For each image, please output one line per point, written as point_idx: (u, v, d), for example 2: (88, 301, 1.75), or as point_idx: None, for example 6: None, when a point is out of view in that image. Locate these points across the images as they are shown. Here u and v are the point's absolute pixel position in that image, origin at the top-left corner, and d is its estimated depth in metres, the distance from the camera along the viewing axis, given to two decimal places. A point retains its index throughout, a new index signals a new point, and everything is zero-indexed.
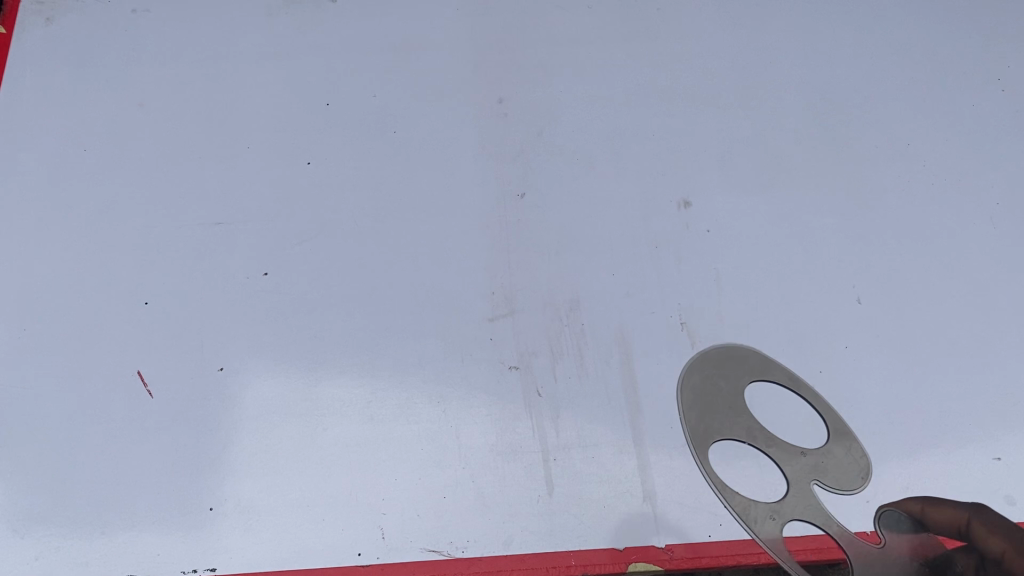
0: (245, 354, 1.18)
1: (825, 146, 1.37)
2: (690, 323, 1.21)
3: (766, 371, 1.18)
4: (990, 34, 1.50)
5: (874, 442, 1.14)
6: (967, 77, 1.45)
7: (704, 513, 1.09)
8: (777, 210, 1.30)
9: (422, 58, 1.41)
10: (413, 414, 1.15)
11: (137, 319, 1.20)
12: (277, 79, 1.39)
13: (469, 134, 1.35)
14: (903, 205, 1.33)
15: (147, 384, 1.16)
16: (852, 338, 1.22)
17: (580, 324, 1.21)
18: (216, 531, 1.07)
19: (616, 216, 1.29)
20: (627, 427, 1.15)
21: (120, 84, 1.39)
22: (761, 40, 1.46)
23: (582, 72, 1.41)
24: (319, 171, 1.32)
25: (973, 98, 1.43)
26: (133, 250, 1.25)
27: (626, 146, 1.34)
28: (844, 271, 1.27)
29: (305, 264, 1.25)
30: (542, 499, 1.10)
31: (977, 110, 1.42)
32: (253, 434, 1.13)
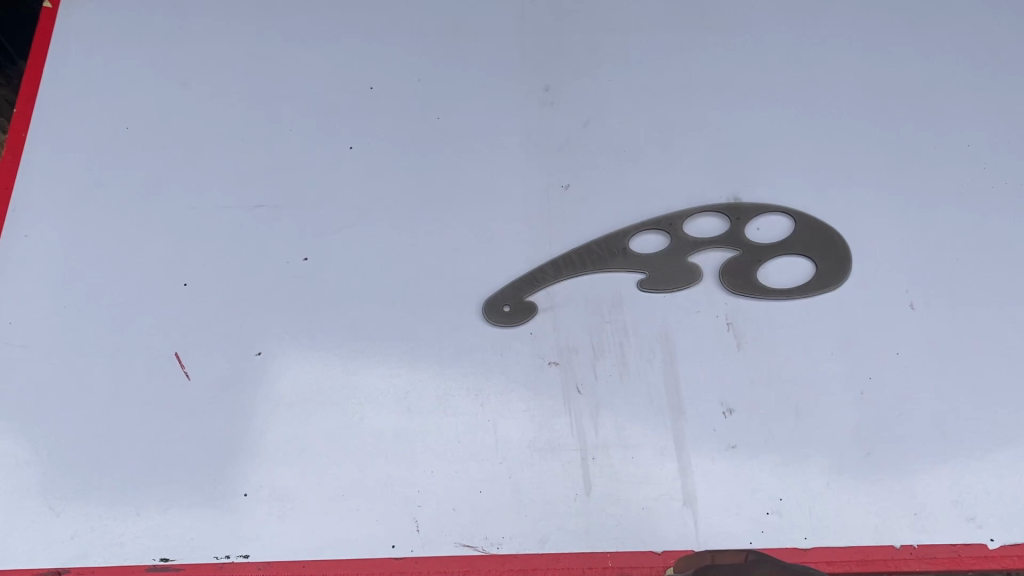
0: (282, 338, 1.17)
1: (887, 137, 1.30)
2: (737, 323, 1.18)
3: (815, 376, 1.14)
4: None
5: (923, 451, 1.10)
6: None
7: (746, 519, 1.07)
8: (837, 207, 1.25)
9: (467, 43, 1.39)
10: (451, 406, 1.13)
11: (176, 301, 1.20)
12: (321, 61, 1.38)
13: (514, 122, 1.33)
14: (971, 202, 1.25)
15: (184, 365, 1.15)
16: (905, 347, 1.16)
17: (623, 319, 1.19)
18: (251, 517, 1.06)
19: (660, 212, 1.26)
20: (669, 430, 1.12)
21: (164, 62, 1.38)
22: (822, 25, 1.40)
23: (631, 60, 1.37)
24: (360, 157, 1.30)
25: None
26: (173, 230, 1.25)
27: (678, 138, 1.31)
28: (905, 271, 1.20)
29: (344, 251, 1.23)
30: (579, 498, 1.08)
31: None
32: (289, 420, 1.12)
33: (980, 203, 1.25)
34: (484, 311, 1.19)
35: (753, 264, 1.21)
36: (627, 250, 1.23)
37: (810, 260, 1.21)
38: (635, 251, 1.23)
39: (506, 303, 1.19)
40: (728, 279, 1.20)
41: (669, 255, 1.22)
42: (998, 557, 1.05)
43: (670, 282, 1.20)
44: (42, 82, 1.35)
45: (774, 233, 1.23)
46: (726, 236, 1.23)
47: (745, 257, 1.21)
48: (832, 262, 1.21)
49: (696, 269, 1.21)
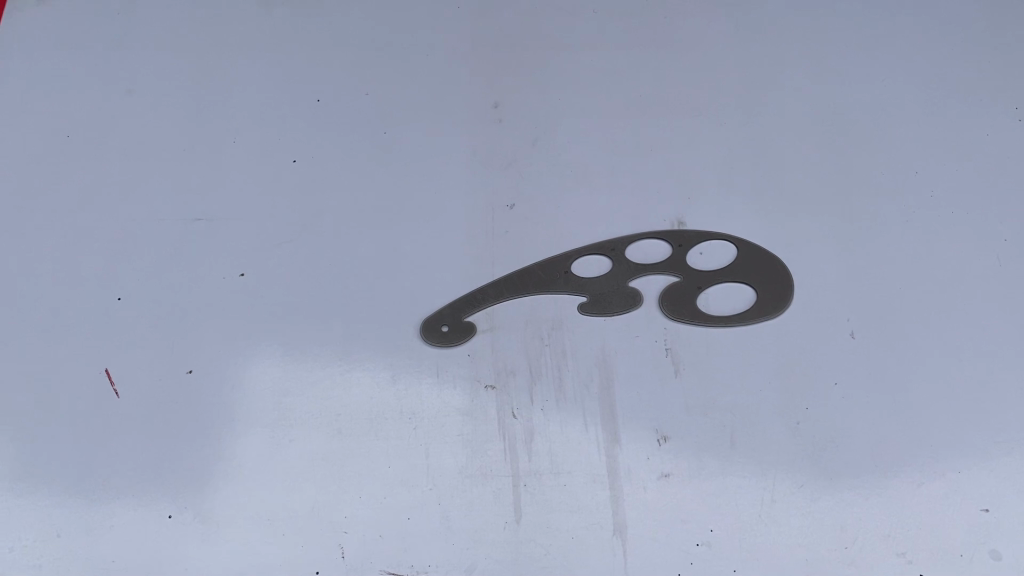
0: (215, 357, 1.15)
1: (835, 164, 1.30)
2: (676, 350, 1.17)
3: (752, 406, 1.14)
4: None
5: (855, 485, 1.09)
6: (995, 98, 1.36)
7: (675, 549, 1.06)
8: (781, 234, 1.24)
9: (417, 57, 1.37)
10: (383, 430, 1.12)
11: (108, 316, 1.18)
12: (268, 71, 1.36)
13: (461, 139, 1.31)
14: (915, 231, 1.25)
15: (114, 383, 1.14)
16: (843, 377, 1.15)
17: (562, 344, 1.17)
18: (174, 539, 1.05)
19: (605, 234, 1.25)
20: (603, 458, 1.11)
21: (108, 69, 1.36)
22: (776, 47, 1.39)
23: (582, 78, 1.36)
24: (303, 171, 1.28)
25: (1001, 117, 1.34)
26: (109, 242, 1.23)
27: (626, 159, 1.30)
28: (846, 302, 1.20)
29: (282, 268, 1.21)
30: (508, 526, 1.06)
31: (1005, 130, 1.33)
32: (218, 441, 1.10)
33: (924, 233, 1.25)
34: (422, 331, 1.17)
35: (692, 290, 1.20)
36: (567, 274, 1.22)
37: (750, 286, 1.20)
38: (575, 274, 1.22)
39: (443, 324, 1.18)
40: (667, 304, 1.19)
41: (609, 278, 1.21)
42: None
43: (608, 306, 1.19)
44: None
45: (717, 260, 1.22)
46: (668, 262, 1.22)
47: (685, 283, 1.21)
48: (772, 289, 1.20)
49: (636, 293, 1.20)
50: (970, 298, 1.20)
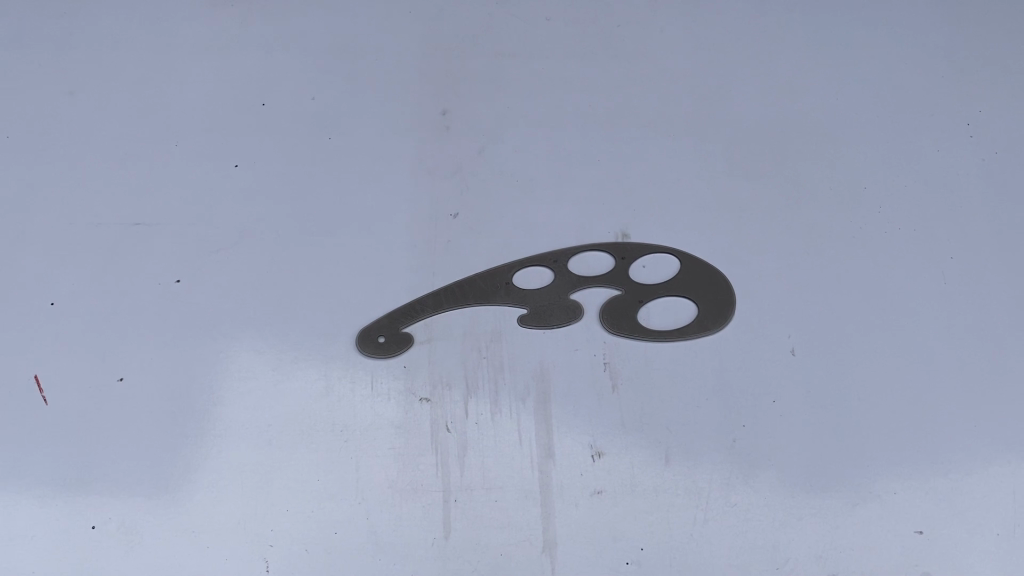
0: (147, 365, 1.14)
1: (782, 179, 1.29)
2: (615, 364, 1.15)
3: (688, 422, 1.12)
4: (978, 61, 1.40)
5: (789, 504, 1.08)
6: (946, 114, 1.35)
7: (604, 568, 1.05)
8: (724, 249, 1.23)
9: (366, 62, 1.36)
10: (314, 442, 1.10)
11: (41, 320, 1.16)
12: (214, 74, 1.34)
13: (406, 146, 1.30)
14: (859, 249, 1.24)
15: (43, 389, 1.12)
16: (781, 394, 1.14)
17: (500, 355, 1.16)
18: (97, 551, 1.04)
19: (548, 245, 1.24)
20: (536, 474, 1.09)
21: (52, 68, 1.34)
22: (728, 57, 1.38)
23: (532, 86, 1.35)
24: (245, 176, 1.27)
25: (951, 133, 1.34)
26: (44, 245, 1.21)
27: (572, 170, 1.29)
28: (787, 318, 1.19)
29: (218, 275, 1.20)
30: (436, 542, 1.05)
31: (955, 147, 1.32)
32: (145, 451, 1.09)
33: (867, 251, 1.24)
34: (358, 341, 1.16)
35: (633, 303, 1.19)
36: (508, 285, 1.21)
37: (691, 300, 1.19)
38: (516, 285, 1.21)
39: (380, 335, 1.16)
40: (607, 317, 1.18)
41: (550, 289, 1.20)
42: None
43: (548, 319, 1.18)
44: None
45: (660, 273, 1.21)
46: (610, 275, 1.21)
47: (626, 296, 1.19)
48: (714, 303, 1.19)
49: (577, 305, 1.19)
50: (911, 318, 1.20)
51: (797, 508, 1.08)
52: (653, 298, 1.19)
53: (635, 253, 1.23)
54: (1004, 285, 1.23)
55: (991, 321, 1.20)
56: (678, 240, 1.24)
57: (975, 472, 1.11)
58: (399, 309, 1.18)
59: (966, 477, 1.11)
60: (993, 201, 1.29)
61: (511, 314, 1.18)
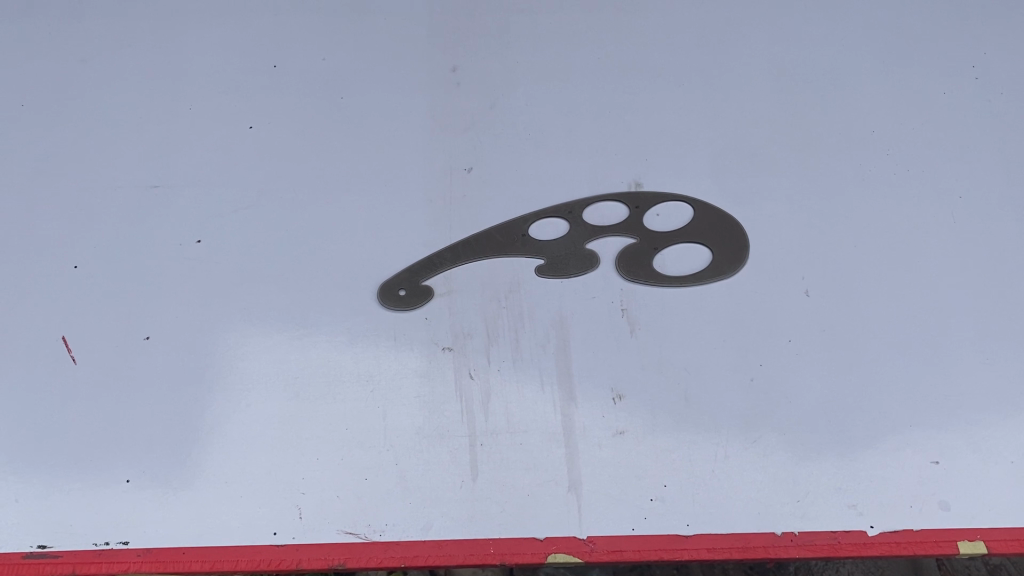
0: (172, 323, 1.16)
1: (790, 127, 1.31)
2: (632, 310, 1.18)
3: (705, 364, 1.15)
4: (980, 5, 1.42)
5: (808, 439, 1.11)
6: (950, 56, 1.37)
7: (630, 507, 1.07)
8: (735, 196, 1.26)
9: (375, 22, 1.37)
10: (340, 393, 1.12)
11: (65, 283, 1.18)
12: (225, 37, 1.35)
13: (418, 103, 1.31)
14: (868, 192, 1.27)
15: (71, 350, 1.14)
16: (796, 333, 1.17)
17: (520, 304, 1.18)
18: (132, 503, 1.06)
19: (561, 197, 1.26)
20: (559, 417, 1.11)
21: (62, 37, 1.35)
22: (731, 9, 1.40)
23: (540, 44, 1.37)
24: (260, 136, 1.28)
25: (956, 75, 1.35)
26: (65, 210, 1.23)
27: (583, 123, 1.31)
28: (799, 261, 1.21)
29: (238, 234, 1.22)
30: (465, 484, 1.08)
31: (960, 88, 1.34)
32: (175, 406, 1.11)
33: (875, 193, 1.27)
34: (379, 294, 1.18)
35: (648, 251, 1.21)
36: (524, 237, 1.23)
37: (705, 246, 1.22)
38: (533, 237, 1.23)
39: (401, 288, 1.19)
40: (623, 265, 1.20)
41: (566, 240, 1.22)
42: (877, 544, 1.06)
43: (565, 268, 1.20)
44: None
45: (673, 222, 1.24)
46: (624, 225, 1.24)
47: (641, 245, 1.22)
48: (727, 249, 1.22)
49: (593, 255, 1.21)
50: (922, 257, 1.22)
51: (815, 442, 1.11)
52: (668, 245, 1.22)
53: (648, 201, 1.25)
54: (1014, 222, 1.25)
55: (1000, 257, 1.23)
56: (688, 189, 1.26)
57: (989, 401, 1.13)
58: (419, 261, 1.21)
59: (981, 408, 1.13)
60: (999, 141, 1.31)
61: (529, 264, 1.21)
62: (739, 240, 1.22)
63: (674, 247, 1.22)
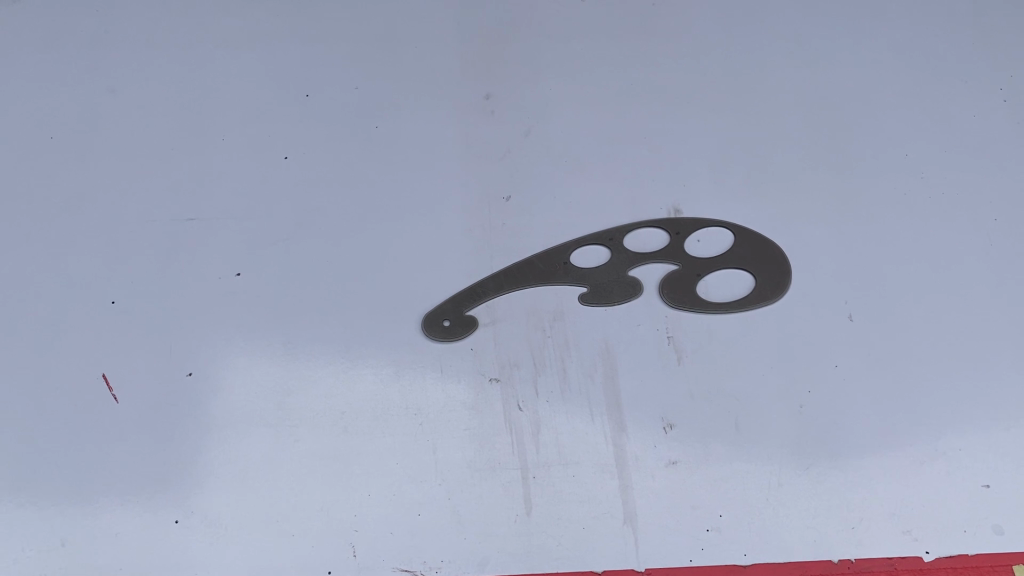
0: (214, 359, 1.14)
1: (825, 151, 1.31)
2: (678, 337, 1.17)
3: (753, 391, 1.14)
4: (1003, 29, 1.43)
5: (860, 466, 1.10)
6: (978, 80, 1.38)
7: (686, 537, 1.06)
8: (775, 220, 1.26)
9: (406, 51, 1.37)
10: (389, 427, 1.11)
11: (103, 319, 1.16)
12: (256, 67, 1.34)
13: (453, 130, 1.31)
14: (904, 215, 1.27)
15: (112, 388, 1.12)
16: (841, 359, 1.17)
17: (564, 333, 1.17)
18: (181, 544, 1.03)
19: (602, 224, 1.25)
20: (610, 447, 1.11)
21: (89, 67, 1.34)
22: (760, 33, 1.41)
23: (572, 69, 1.36)
24: (295, 166, 1.27)
25: (984, 98, 1.37)
26: (100, 244, 1.21)
27: (618, 148, 1.30)
28: (841, 286, 1.22)
29: (278, 266, 1.20)
30: (519, 518, 1.06)
31: (989, 112, 1.36)
32: (222, 444, 1.09)
33: (913, 217, 1.27)
34: (423, 325, 1.17)
35: (691, 277, 1.20)
36: (566, 264, 1.22)
37: (747, 271, 1.21)
38: (574, 264, 1.22)
39: (445, 318, 1.17)
40: (667, 291, 1.19)
41: (608, 268, 1.21)
42: (935, 570, 1.05)
43: (608, 296, 1.19)
44: None
45: (714, 246, 1.23)
46: (666, 251, 1.23)
47: (684, 271, 1.21)
48: (770, 274, 1.21)
49: (636, 282, 1.20)
50: (961, 280, 1.23)
51: (867, 470, 1.10)
52: (711, 270, 1.21)
53: (688, 227, 1.24)
54: None
55: None
56: (728, 214, 1.26)
57: None
58: (462, 291, 1.20)
59: None
60: None
61: (573, 292, 1.20)
62: (782, 263, 1.22)
63: (718, 272, 1.21)
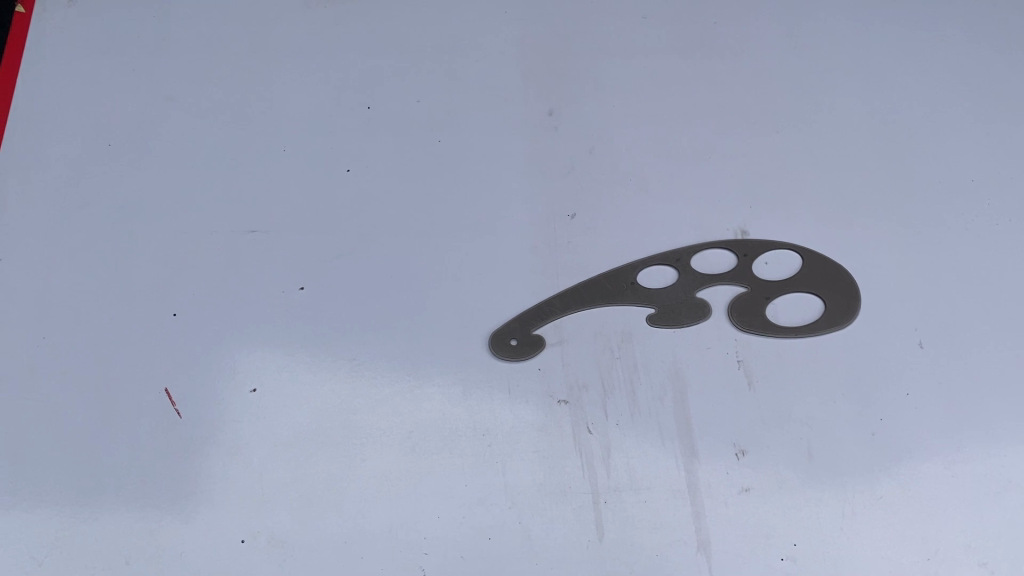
0: (279, 374, 1.12)
1: (891, 174, 1.30)
2: (748, 361, 1.15)
3: (826, 418, 1.12)
4: None
5: (935, 496, 1.08)
6: None
7: (760, 566, 1.04)
8: (843, 244, 1.24)
9: (467, 64, 1.36)
10: (457, 448, 1.09)
11: (164, 331, 1.14)
12: (317, 79, 1.33)
13: (516, 146, 1.29)
14: (973, 241, 1.25)
15: (175, 403, 1.10)
16: (914, 387, 1.15)
17: (633, 355, 1.15)
18: (247, 565, 1.01)
19: (668, 244, 1.23)
20: (682, 473, 1.09)
21: (147, 77, 1.33)
22: (823, 55, 1.40)
23: (634, 86, 1.35)
24: (357, 180, 1.25)
25: None
26: (161, 255, 1.19)
27: (683, 167, 1.29)
28: (911, 311, 1.20)
29: (341, 281, 1.18)
30: (591, 544, 1.04)
31: None
32: (288, 462, 1.07)
33: (982, 243, 1.25)
34: (490, 343, 1.15)
35: (760, 300, 1.19)
36: (633, 284, 1.20)
37: (817, 295, 1.20)
38: (642, 284, 1.20)
39: (512, 337, 1.15)
40: (736, 314, 1.18)
41: (676, 289, 1.19)
42: None
43: (677, 317, 1.17)
44: (18, 96, 1.30)
45: (783, 269, 1.21)
46: (734, 272, 1.21)
47: (752, 293, 1.19)
48: (840, 298, 1.19)
49: (705, 303, 1.18)
50: None
51: (942, 499, 1.08)
52: (780, 292, 1.20)
53: (756, 249, 1.23)
54: None
55: None
56: (796, 237, 1.24)
57: None
58: (529, 308, 1.17)
59: None
60: None
61: (640, 313, 1.18)
62: (852, 288, 1.20)
63: (787, 295, 1.19)
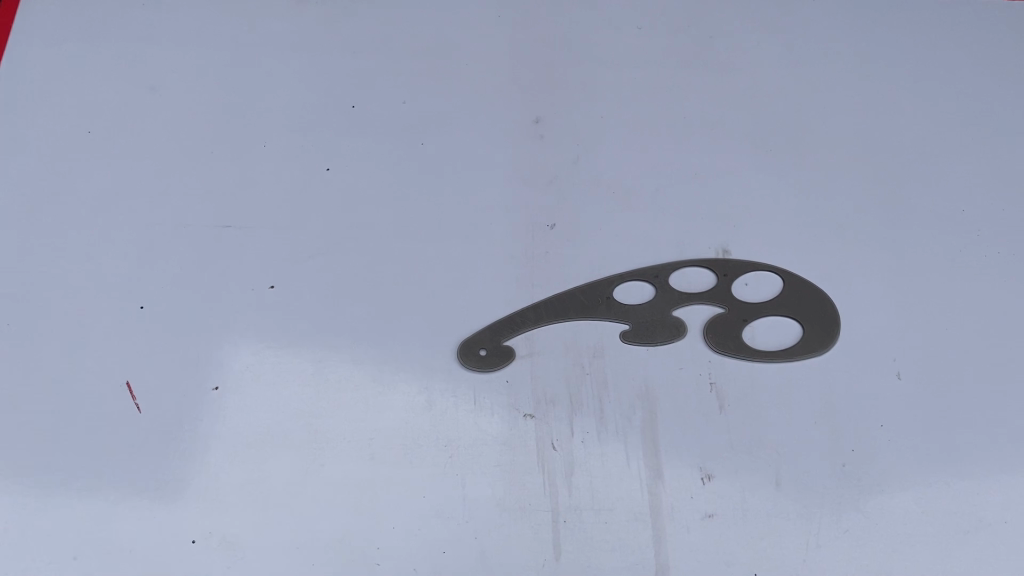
0: (243, 374, 1.11)
1: (880, 200, 1.27)
2: (721, 384, 1.13)
3: (796, 446, 1.10)
4: None
5: (902, 532, 1.06)
6: None
7: None
8: (826, 268, 1.22)
9: (456, 68, 1.34)
10: (418, 458, 1.07)
11: (130, 323, 1.13)
12: (303, 75, 1.32)
13: (500, 153, 1.27)
14: (960, 273, 1.23)
15: (135, 397, 1.08)
16: (889, 419, 1.12)
17: (603, 371, 1.13)
18: (196, 566, 1.00)
19: (647, 260, 1.21)
20: (645, 495, 1.07)
21: (132, 65, 1.32)
22: (819, 75, 1.37)
23: (624, 97, 1.33)
24: (336, 179, 1.24)
25: None
26: (133, 245, 1.18)
27: (668, 182, 1.27)
28: (892, 341, 1.17)
29: (312, 281, 1.17)
30: (547, 564, 1.02)
31: None
32: (246, 463, 1.05)
33: (968, 275, 1.23)
34: (459, 353, 1.13)
35: (737, 322, 1.17)
36: (609, 299, 1.18)
37: (796, 320, 1.17)
38: (617, 300, 1.18)
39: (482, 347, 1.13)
40: (712, 335, 1.15)
41: (652, 306, 1.17)
42: None
43: (651, 336, 1.15)
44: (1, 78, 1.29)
45: (763, 291, 1.19)
46: (713, 292, 1.19)
47: (730, 314, 1.17)
48: (819, 324, 1.17)
49: (680, 323, 1.16)
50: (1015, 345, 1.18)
51: (909, 536, 1.06)
52: (759, 315, 1.17)
53: (738, 270, 1.20)
54: None
55: None
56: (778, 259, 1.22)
57: None
58: (501, 318, 1.16)
59: None
60: None
61: (614, 329, 1.16)
62: (832, 314, 1.18)
63: (765, 318, 1.17)
